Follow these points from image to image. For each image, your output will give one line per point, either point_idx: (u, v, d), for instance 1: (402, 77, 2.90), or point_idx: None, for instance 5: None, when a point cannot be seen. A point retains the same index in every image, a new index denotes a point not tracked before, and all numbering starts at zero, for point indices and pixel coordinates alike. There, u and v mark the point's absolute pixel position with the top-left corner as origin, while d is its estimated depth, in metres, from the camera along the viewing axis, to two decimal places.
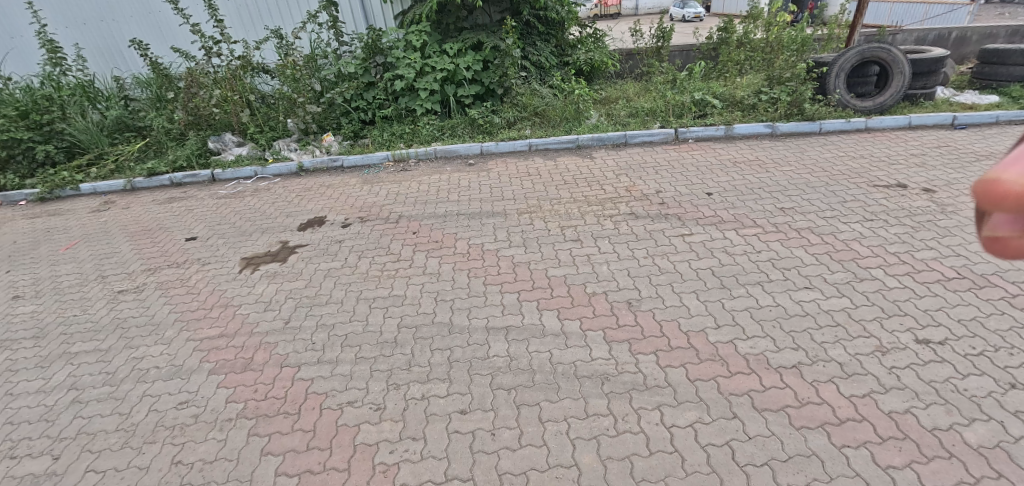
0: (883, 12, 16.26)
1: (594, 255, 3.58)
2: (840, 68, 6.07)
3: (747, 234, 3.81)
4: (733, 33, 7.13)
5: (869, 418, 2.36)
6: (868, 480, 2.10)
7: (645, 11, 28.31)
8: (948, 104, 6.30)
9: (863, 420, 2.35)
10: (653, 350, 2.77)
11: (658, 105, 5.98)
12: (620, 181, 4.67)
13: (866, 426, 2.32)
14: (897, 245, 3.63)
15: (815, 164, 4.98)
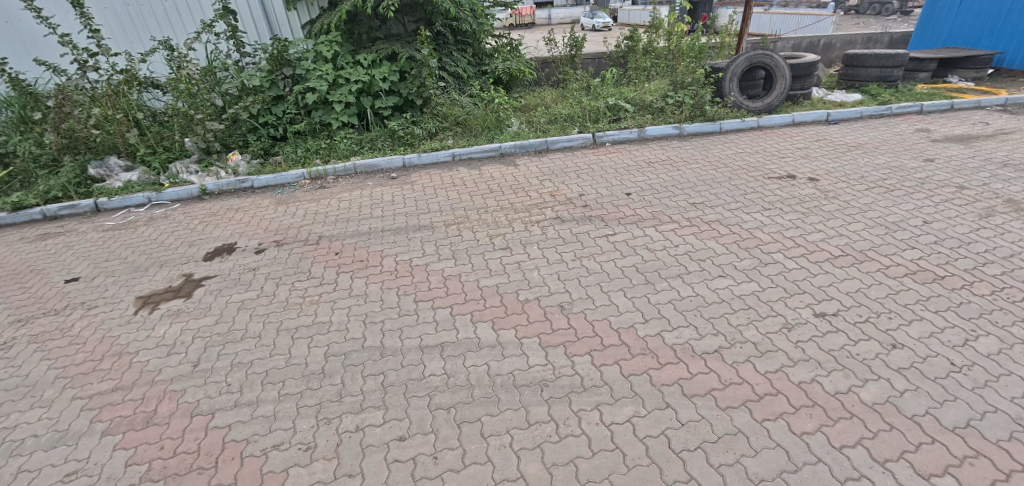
0: (764, 23, 18.09)
1: (524, 262, 3.60)
2: (733, 72, 6.61)
3: (665, 230, 4.00)
4: (638, 41, 7.53)
5: (784, 391, 2.55)
6: (788, 450, 2.26)
7: (558, 21, 29.35)
8: (823, 103, 7.07)
9: (779, 394, 2.54)
10: (587, 351, 2.82)
11: (575, 111, 6.15)
12: (545, 187, 4.74)
13: (781, 399, 2.51)
14: (793, 230, 3.99)
15: (719, 161, 5.36)
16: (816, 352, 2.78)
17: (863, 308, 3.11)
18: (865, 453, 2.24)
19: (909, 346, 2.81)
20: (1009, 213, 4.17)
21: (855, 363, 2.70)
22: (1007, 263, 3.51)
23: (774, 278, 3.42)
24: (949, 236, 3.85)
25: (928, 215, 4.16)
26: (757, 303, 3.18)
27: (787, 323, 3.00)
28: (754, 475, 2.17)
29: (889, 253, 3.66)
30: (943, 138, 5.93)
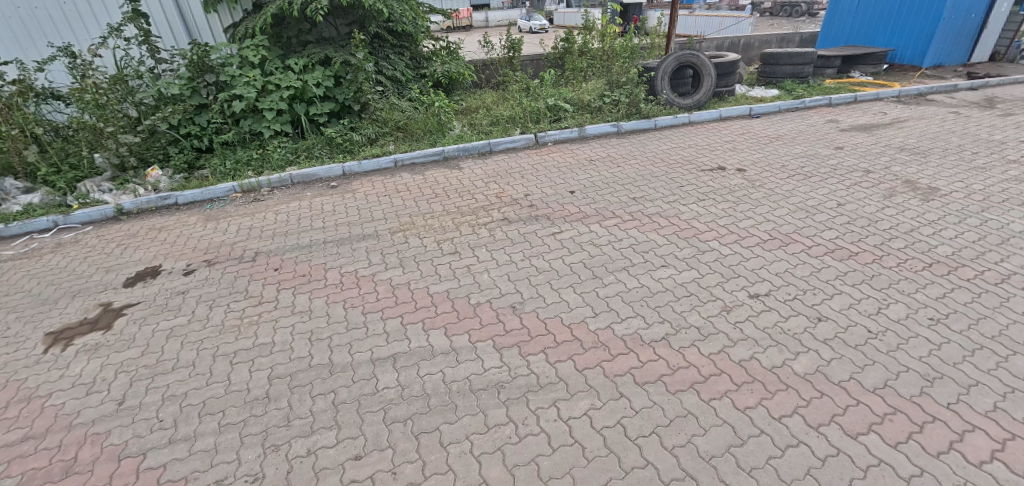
0: (689, 25, 18.95)
1: (474, 265, 3.57)
2: (664, 71, 6.91)
3: (609, 225, 4.10)
4: (574, 43, 7.69)
5: (727, 370, 2.68)
6: (734, 425, 2.38)
7: (495, 23, 29.43)
8: (746, 98, 7.51)
9: (722, 373, 2.66)
10: (541, 349, 2.83)
11: (516, 112, 6.18)
12: (490, 188, 4.73)
13: (725, 378, 2.63)
14: (726, 218, 4.20)
15: (657, 156, 5.56)
16: (753, 331, 2.94)
17: (792, 286, 3.33)
18: (802, 421, 2.39)
19: (832, 318, 3.04)
20: (910, 193, 4.61)
21: (788, 338, 2.89)
22: (910, 237, 3.88)
23: (712, 264, 3.58)
24: (861, 216, 4.20)
25: (843, 198, 4.52)
26: (697, 290, 3.32)
27: (725, 305, 3.16)
28: (706, 453, 2.26)
29: (812, 234, 3.94)
30: (852, 128, 6.47)
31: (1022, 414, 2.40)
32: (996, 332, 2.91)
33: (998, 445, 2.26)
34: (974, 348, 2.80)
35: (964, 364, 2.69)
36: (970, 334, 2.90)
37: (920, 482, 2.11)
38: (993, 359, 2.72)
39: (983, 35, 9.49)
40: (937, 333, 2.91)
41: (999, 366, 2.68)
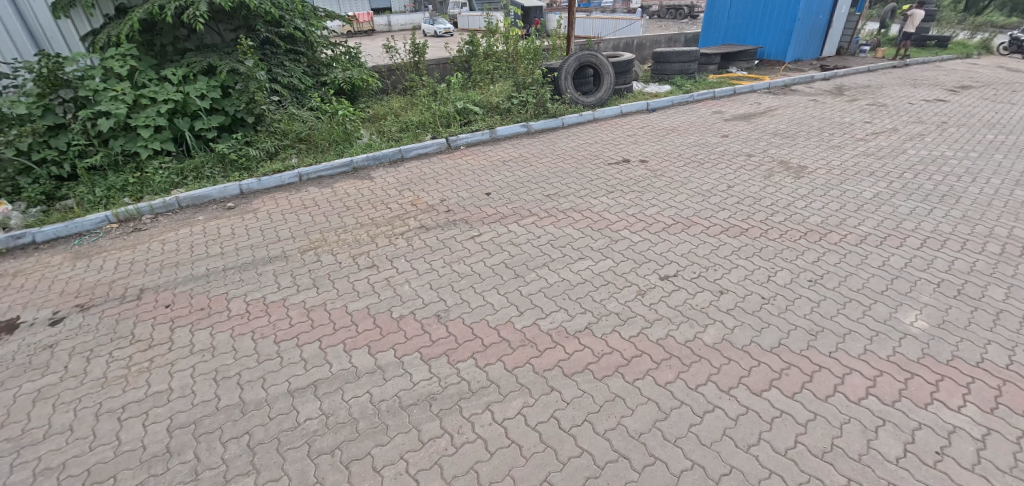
0: (588, 27, 19.60)
1: (393, 277, 3.45)
2: (567, 71, 7.14)
3: (526, 224, 4.15)
4: (478, 46, 7.72)
5: (647, 351, 2.82)
6: (658, 401, 2.51)
7: (400, 27, 28.67)
8: (643, 95, 7.99)
9: (643, 354, 2.80)
10: (469, 354, 2.80)
11: (425, 117, 6.06)
12: (404, 196, 4.60)
13: (646, 358, 2.77)
14: (634, 208, 4.43)
15: (567, 153, 5.71)
16: (666, 310, 3.13)
17: (696, 265, 3.58)
18: (716, 387, 2.58)
19: (732, 289, 3.32)
20: (785, 173, 5.15)
21: (696, 312, 3.11)
22: (788, 211, 4.34)
23: (625, 252, 3.75)
24: (748, 196, 4.63)
25: (732, 181, 4.94)
26: (614, 277, 3.46)
27: (640, 289, 3.33)
28: (635, 431, 2.36)
29: (709, 216, 4.26)
30: (735, 118, 7.10)
31: (886, 353, 2.78)
32: (861, 285, 3.35)
33: (871, 382, 2.60)
34: (846, 301, 3.20)
35: (839, 316, 3.07)
36: (841, 290, 3.31)
37: (815, 425, 2.37)
38: (860, 309, 3.13)
39: (830, 32, 10.86)
40: (816, 292, 3.28)
41: (865, 314, 3.09)
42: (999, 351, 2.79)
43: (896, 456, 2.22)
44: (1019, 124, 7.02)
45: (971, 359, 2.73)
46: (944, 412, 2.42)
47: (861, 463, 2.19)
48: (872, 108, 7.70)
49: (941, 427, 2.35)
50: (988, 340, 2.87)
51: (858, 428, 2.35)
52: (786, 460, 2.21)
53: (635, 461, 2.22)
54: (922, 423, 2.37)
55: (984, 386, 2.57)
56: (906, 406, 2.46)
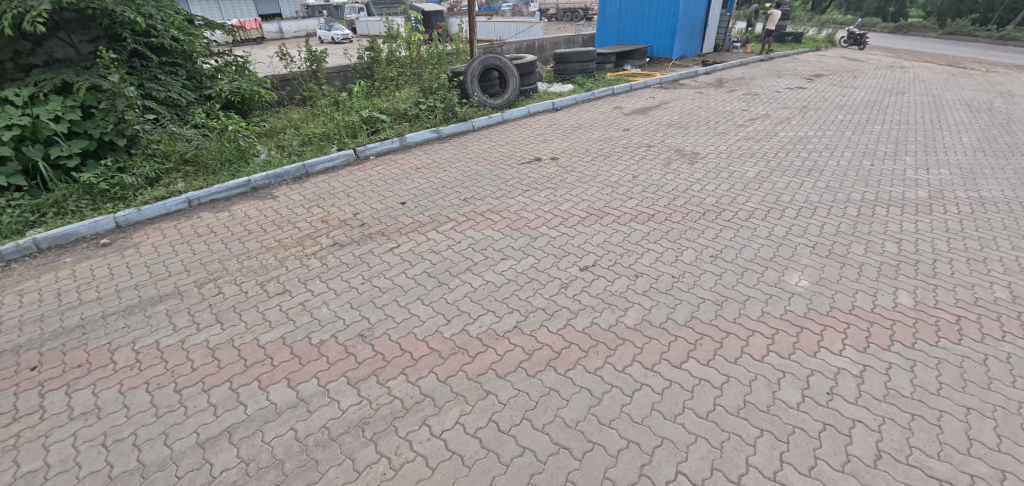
0: (489, 30, 19.54)
1: (308, 300, 3.22)
2: (472, 75, 7.15)
3: (445, 230, 4.07)
4: (380, 52, 7.50)
5: (575, 341, 2.87)
6: (591, 388, 2.56)
7: (292, 34, 27.10)
8: (548, 94, 8.18)
9: (572, 344, 2.85)
10: (399, 371, 2.68)
11: (329, 128, 5.74)
12: (313, 214, 4.32)
13: (575, 348, 2.82)
14: (549, 204, 4.51)
15: (479, 156, 5.69)
16: (589, 299, 3.21)
17: (612, 253, 3.72)
18: (640, 366, 2.69)
19: (646, 272, 3.49)
20: (682, 160, 5.52)
21: (617, 298, 3.22)
22: (688, 195, 4.65)
23: (545, 248, 3.80)
24: (652, 185, 4.90)
25: (637, 171, 5.21)
26: (537, 274, 3.49)
27: (562, 282, 3.39)
28: (573, 422, 2.39)
29: (620, 206, 4.45)
30: (634, 112, 7.50)
31: (779, 312, 3.07)
32: (754, 255, 3.67)
33: (770, 339, 2.85)
34: (742, 270, 3.48)
35: (739, 285, 3.34)
36: (739, 261, 3.60)
37: (730, 386, 2.55)
38: (755, 276, 3.43)
39: (708, 30, 11.86)
40: (718, 266, 3.54)
41: (760, 280, 3.38)
42: (865, 297, 3.20)
43: (797, 402, 2.46)
44: (862, 104, 8.11)
45: (845, 308, 3.10)
46: (830, 356, 2.72)
47: (769, 413, 2.40)
48: (748, 96, 8.51)
49: (829, 370, 2.64)
50: (856, 289, 3.27)
51: (764, 383, 2.56)
52: (709, 423, 2.36)
53: (575, 450, 2.25)
54: (814, 370, 2.64)
55: (857, 329, 2.92)
56: (800, 356, 2.73)
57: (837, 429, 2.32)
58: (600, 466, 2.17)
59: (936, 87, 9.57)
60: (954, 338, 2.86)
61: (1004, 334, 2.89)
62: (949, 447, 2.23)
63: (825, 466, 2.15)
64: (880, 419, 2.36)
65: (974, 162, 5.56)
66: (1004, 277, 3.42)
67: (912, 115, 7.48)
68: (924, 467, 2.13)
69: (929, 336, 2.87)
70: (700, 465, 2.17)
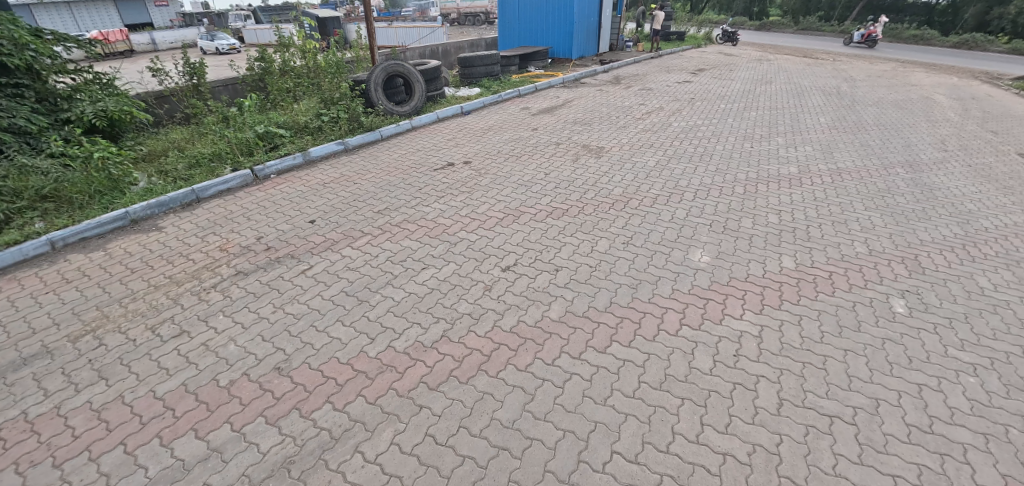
0: (391, 36, 19.12)
1: (212, 339, 2.93)
2: (376, 83, 6.95)
3: (360, 245, 3.90)
4: (271, 63, 7.03)
5: (503, 342, 2.87)
6: (523, 385, 2.58)
7: (169, 46, 24.71)
8: (455, 99, 8.14)
9: (501, 345, 2.84)
10: (323, 400, 2.52)
11: (220, 147, 5.27)
12: (209, 243, 3.95)
13: (505, 349, 2.81)
14: (466, 208, 4.48)
15: (390, 166, 5.52)
16: (513, 298, 3.23)
17: (531, 251, 3.76)
18: (568, 356, 2.74)
19: (565, 265, 3.57)
20: (589, 155, 5.74)
21: (539, 293, 3.27)
22: (596, 188, 4.84)
23: (466, 252, 3.77)
24: (563, 180, 5.04)
25: (548, 169, 5.33)
26: (460, 280, 3.45)
27: (486, 285, 3.37)
28: (510, 422, 2.38)
29: (535, 204, 4.52)
30: (541, 111, 7.68)
31: (687, 287, 3.28)
32: (661, 238, 3.89)
33: (681, 314, 3.04)
34: (652, 253, 3.68)
35: (650, 267, 3.52)
36: (648, 245, 3.80)
37: (651, 362, 2.68)
38: (663, 257, 3.64)
39: (603, 31, 12.47)
40: (630, 251, 3.71)
41: (668, 260, 3.60)
42: (757, 265, 3.51)
43: (709, 368, 2.64)
44: (740, 94, 8.94)
45: (741, 277, 3.38)
46: (733, 322, 2.95)
47: (687, 382, 2.56)
48: (643, 92, 9.05)
49: (733, 334, 2.86)
50: (750, 259, 3.58)
51: (680, 355, 2.72)
52: (636, 401, 2.47)
53: (514, 449, 2.25)
54: (721, 336, 2.85)
55: (753, 294, 3.20)
56: (709, 325, 2.93)
57: (745, 386, 2.53)
58: (540, 461, 2.20)
59: (797, 76, 10.79)
60: (829, 290, 3.23)
61: (866, 282, 3.32)
62: (834, 386, 2.52)
63: (739, 422, 2.35)
64: (779, 371, 2.61)
65: (830, 139, 6.33)
66: (861, 234, 3.92)
67: (780, 101, 8.37)
68: (820, 412, 2.39)
69: (810, 291, 3.22)
70: (633, 441, 2.27)
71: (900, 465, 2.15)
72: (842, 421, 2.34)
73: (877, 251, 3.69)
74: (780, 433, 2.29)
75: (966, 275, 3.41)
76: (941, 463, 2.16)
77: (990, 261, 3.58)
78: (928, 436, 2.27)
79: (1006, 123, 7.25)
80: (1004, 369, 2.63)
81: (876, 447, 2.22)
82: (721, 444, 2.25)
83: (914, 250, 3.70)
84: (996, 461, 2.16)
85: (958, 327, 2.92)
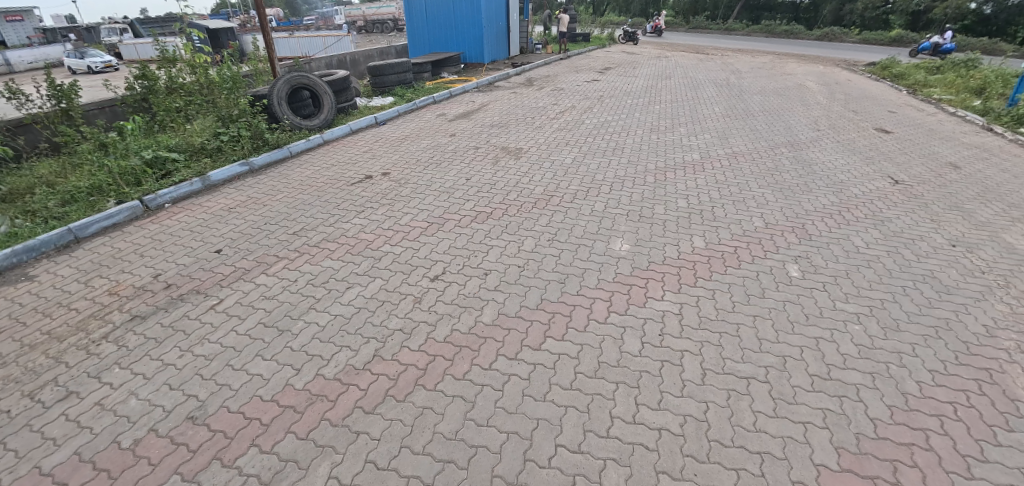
0: (293, 46, 18.19)
1: (109, 396, 2.61)
2: (279, 97, 6.59)
3: (276, 271, 3.66)
4: (156, 80, 6.41)
5: (438, 353, 2.81)
6: (463, 394, 2.54)
7: (28, 67, 21.82)
8: (368, 109, 7.89)
9: (436, 357, 2.78)
10: (249, 443, 2.33)
11: (100, 178, 4.72)
12: (96, 287, 3.52)
13: (440, 359, 2.76)
14: (388, 221, 4.35)
15: (302, 183, 5.23)
16: (444, 307, 3.17)
17: (459, 258, 3.72)
18: (505, 358, 2.74)
19: (493, 268, 3.57)
20: (508, 157, 5.79)
21: (470, 299, 3.24)
22: (518, 189, 4.89)
23: (392, 266, 3.65)
24: (484, 184, 5.05)
25: (468, 174, 5.31)
26: (387, 295, 3.34)
27: (415, 297, 3.29)
28: (452, 434, 2.33)
29: (459, 210, 4.49)
30: (458, 117, 7.66)
31: (611, 276, 3.40)
32: (583, 232, 4.00)
33: (608, 302, 3.14)
34: (576, 247, 3.77)
35: (576, 260, 3.61)
36: (572, 240, 3.89)
37: (585, 353, 2.75)
38: (586, 249, 3.74)
39: (512, 35, 12.67)
40: (555, 247, 3.79)
41: (591, 252, 3.71)
42: (672, 248, 3.71)
43: (638, 349, 2.75)
44: (644, 89, 9.45)
45: (659, 260, 3.56)
46: (656, 303, 3.10)
47: (620, 366, 2.65)
48: (555, 92, 9.30)
49: (657, 315, 3.00)
50: (665, 243, 3.78)
51: (611, 341, 2.81)
52: (574, 392, 2.52)
53: (460, 461, 2.21)
54: (646, 318, 2.99)
55: (671, 275, 3.39)
56: (634, 309, 3.06)
57: (672, 362, 2.67)
58: (487, 467, 2.18)
59: (693, 70, 11.61)
60: (735, 263, 3.49)
61: (765, 252, 3.62)
62: (748, 350, 2.73)
63: (670, 396, 2.47)
64: (700, 344, 2.78)
65: (726, 126, 6.87)
66: (758, 211, 4.27)
67: (680, 94, 8.95)
68: (740, 377, 2.56)
69: (720, 266, 3.47)
70: (574, 432, 2.31)
71: (808, 412, 2.37)
72: (757, 381, 2.53)
73: (773, 224, 4.04)
74: (706, 401, 2.44)
75: (845, 237, 3.83)
76: (841, 404, 2.41)
77: (862, 223, 4.05)
78: (829, 382, 2.52)
79: (865, 102, 8.27)
80: (881, 313, 2.99)
81: (787, 399, 2.43)
82: (655, 420, 2.35)
83: (802, 220, 4.09)
84: (884, 396, 2.44)
85: (842, 282, 3.27)
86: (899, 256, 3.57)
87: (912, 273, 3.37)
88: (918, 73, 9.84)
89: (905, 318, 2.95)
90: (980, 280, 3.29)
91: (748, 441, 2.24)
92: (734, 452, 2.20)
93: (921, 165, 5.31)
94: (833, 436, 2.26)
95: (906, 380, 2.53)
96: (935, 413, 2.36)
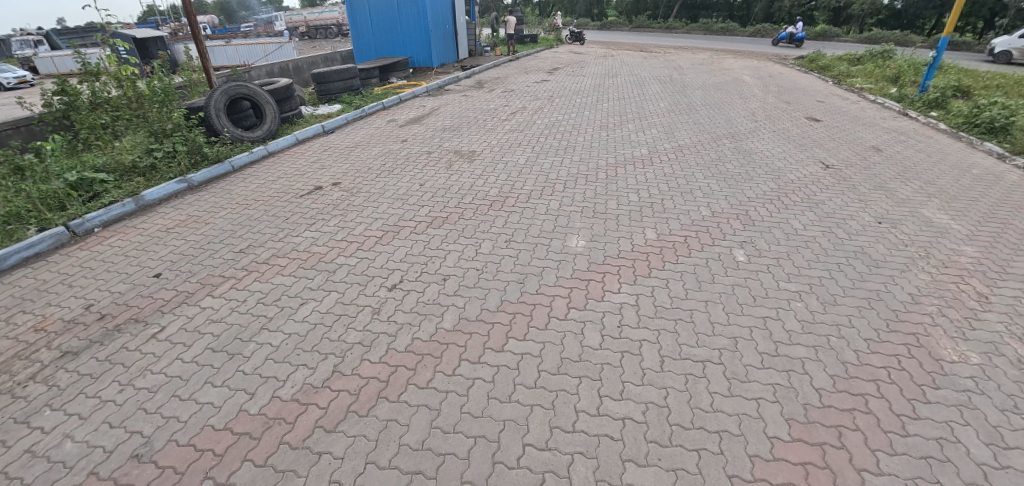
0: (231, 54, 17.42)
1: (42, 441, 2.41)
2: (216, 109, 6.25)
3: (223, 291, 3.49)
4: (77, 95, 5.92)
5: (400, 363, 2.76)
6: (428, 402, 2.50)
7: None
8: (314, 118, 7.66)
9: (398, 367, 2.73)
10: (203, 476, 2.21)
11: (18, 205, 4.36)
12: (19, 324, 3.25)
13: (402, 370, 2.71)
14: (340, 232, 4.24)
15: (247, 198, 5.01)
16: (403, 317, 3.12)
17: (416, 265, 3.67)
18: (468, 363, 2.72)
19: (452, 273, 3.54)
20: (461, 160, 5.76)
21: (430, 306, 3.20)
22: (472, 192, 4.88)
23: (347, 278, 3.56)
24: (439, 189, 5.00)
25: (422, 179, 5.24)
26: (344, 308, 3.25)
27: (373, 308, 3.22)
28: (418, 444, 2.29)
29: (414, 216, 4.42)
30: (408, 122, 7.55)
31: (569, 273, 3.45)
32: (540, 231, 4.03)
33: (568, 298, 3.18)
34: (533, 247, 3.80)
35: (533, 260, 3.63)
36: (529, 239, 3.91)
37: (547, 350, 2.77)
38: (543, 248, 3.78)
39: (460, 38, 12.61)
40: (513, 248, 3.80)
41: (549, 250, 3.74)
42: (627, 241, 3.80)
43: (598, 343, 2.80)
44: (591, 88, 9.64)
45: (615, 254, 3.64)
46: (613, 296, 3.16)
47: (582, 361, 2.69)
48: (505, 93, 9.34)
49: (615, 308, 3.06)
50: (620, 237, 3.87)
51: (572, 337, 2.85)
52: (539, 390, 2.53)
53: (428, 470, 2.18)
54: (605, 311, 3.04)
55: (626, 268, 3.46)
56: (592, 304, 3.11)
57: (632, 352, 2.73)
58: (455, 474, 2.16)
59: (637, 68, 11.94)
60: (686, 252, 3.62)
61: (713, 240, 3.77)
62: (702, 334, 2.83)
63: (631, 386, 2.53)
64: (657, 332, 2.85)
65: (671, 120, 7.10)
66: (705, 200, 4.44)
67: (626, 92, 9.18)
68: (696, 361, 2.65)
69: (672, 256, 3.58)
70: (541, 430, 2.32)
71: (760, 388, 2.48)
72: (712, 363, 2.63)
73: (718, 212, 4.20)
74: (666, 387, 2.51)
75: (785, 220, 4.04)
76: (789, 378, 2.53)
77: (799, 206, 4.27)
78: (777, 359, 2.65)
79: (796, 93, 8.75)
80: (819, 290, 3.17)
81: (740, 378, 2.54)
82: (619, 411, 2.40)
83: (745, 207, 4.29)
84: (827, 367, 2.59)
85: (784, 263, 3.45)
86: (833, 235, 3.80)
87: (845, 250, 3.59)
88: (842, 64, 10.51)
89: (841, 292, 3.14)
90: (905, 252, 3.55)
91: (707, 421, 2.32)
92: (694, 434, 2.27)
93: (848, 149, 5.68)
94: (783, 408, 2.37)
95: (845, 350, 2.69)
96: (872, 379, 2.52)
